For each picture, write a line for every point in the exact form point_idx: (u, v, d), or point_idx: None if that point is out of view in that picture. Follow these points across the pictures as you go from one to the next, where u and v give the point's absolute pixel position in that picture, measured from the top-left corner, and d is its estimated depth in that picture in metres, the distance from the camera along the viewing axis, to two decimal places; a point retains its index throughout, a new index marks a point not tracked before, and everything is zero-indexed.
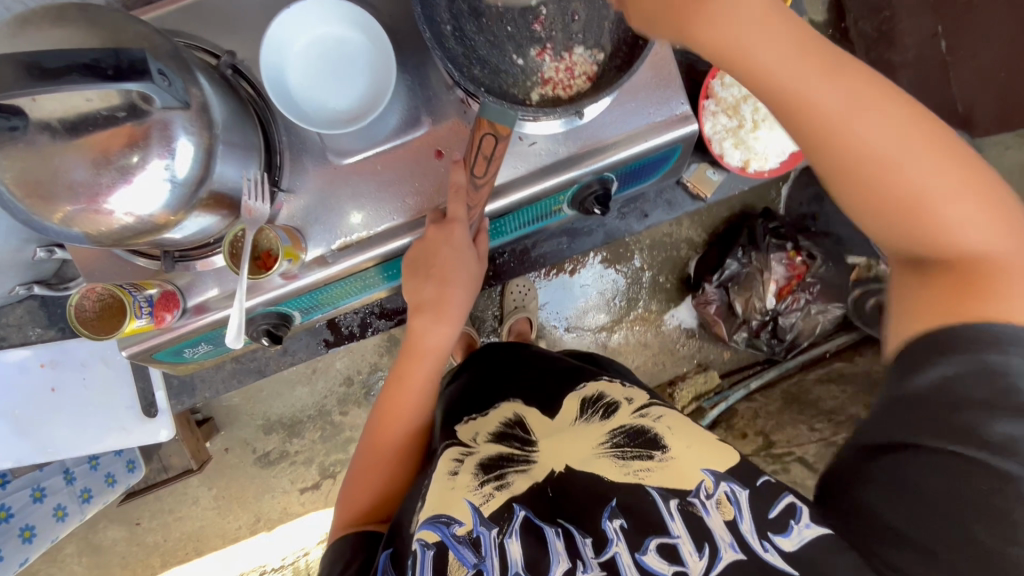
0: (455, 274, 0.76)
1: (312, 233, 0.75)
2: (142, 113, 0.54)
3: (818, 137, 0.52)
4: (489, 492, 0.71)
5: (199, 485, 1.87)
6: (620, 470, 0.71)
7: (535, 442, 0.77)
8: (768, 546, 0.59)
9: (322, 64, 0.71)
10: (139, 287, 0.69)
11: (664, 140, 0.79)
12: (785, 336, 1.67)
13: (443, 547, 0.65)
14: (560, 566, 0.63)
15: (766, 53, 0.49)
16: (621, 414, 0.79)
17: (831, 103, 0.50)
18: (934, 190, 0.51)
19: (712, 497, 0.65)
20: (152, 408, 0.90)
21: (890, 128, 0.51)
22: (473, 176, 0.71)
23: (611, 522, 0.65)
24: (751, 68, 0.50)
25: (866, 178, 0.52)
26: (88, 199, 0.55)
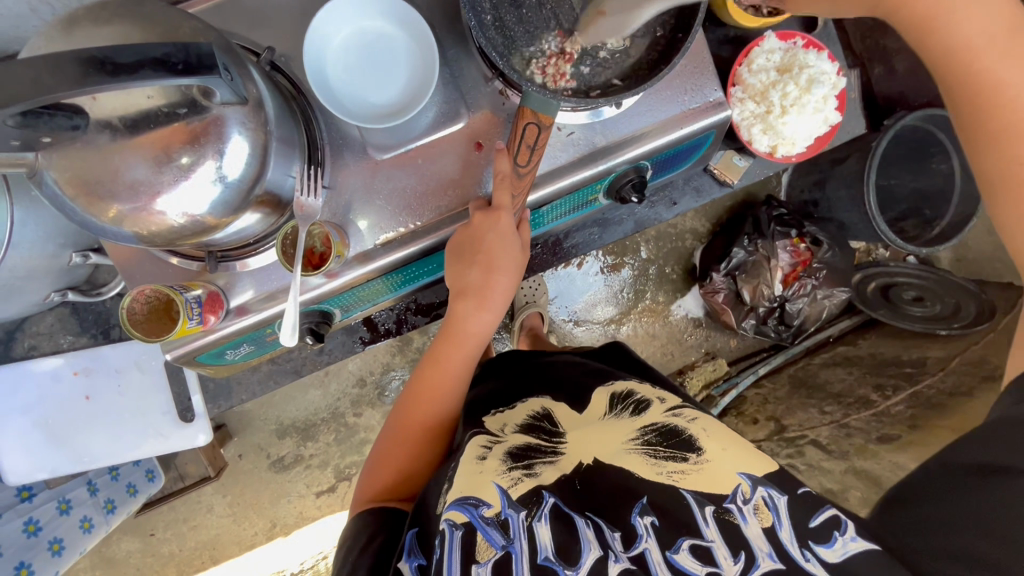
0: (500, 261, 0.76)
1: (354, 229, 0.75)
2: (202, 109, 0.53)
3: (979, 104, 0.57)
4: (517, 477, 0.71)
5: (212, 493, 1.85)
6: (652, 467, 0.71)
7: (562, 435, 0.78)
8: (809, 556, 0.60)
9: (362, 58, 0.70)
10: (186, 287, 0.68)
11: (697, 127, 0.79)
12: (792, 321, 1.70)
13: (471, 528, 0.65)
14: (590, 555, 0.63)
15: (959, 14, 0.54)
16: (653, 412, 0.79)
17: (1012, 72, 0.55)
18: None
19: (750, 502, 0.65)
20: (189, 412, 0.91)
21: None
22: (517, 164, 0.71)
23: (641, 518, 0.66)
24: (940, 29, 0.55)
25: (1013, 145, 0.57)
26: (143, 198, 0.54)
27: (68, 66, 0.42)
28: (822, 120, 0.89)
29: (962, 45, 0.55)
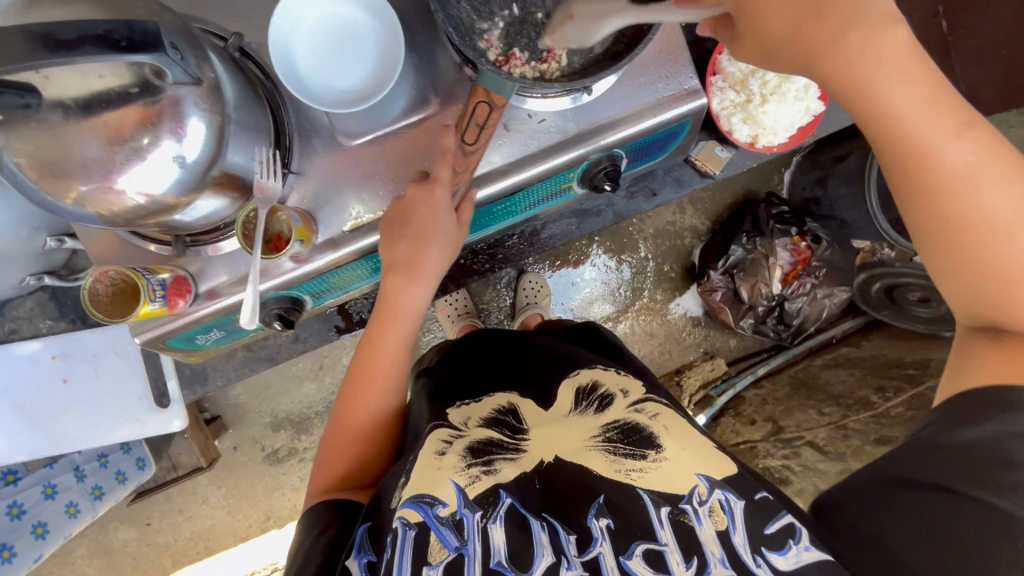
0: (433, 236, 0.72)
1: (322, 216, 0.75)
2: (155, 89, 0.53)
3: (910, 165, 0.54)
4: (476, 474, 0.70)
5: (207, 484, 1.86)
6: (610, 466, 0.70)
7: (525, 433, 0.76)
8: (761, 562, 0.59)
9: (329, 44, 0.70)
10: (152, 271, 0.69)
11: (673, 115, 0.78)
12: (792, 321, 1.68)
13: (424, 529, 0.64)
14: (543, 561, 0.62)
15: (884, 85, 0.51)
16: (616, 409, 0.77)
17: (938, 134, 0.52)
18: (1017, 234, 0.52)
19: (705, 505, 0.64)
20: (164, 397, 0.90)
21: (960, 155, 0.52)
22: (463, 144, 0.67)
23: (597, 520, 0.65)
24: (870, 99, 0.52)
25: (951, 204, 0.53)
26: (101, 178, 0.55)
27: (14, 43, 0.43)
28: (805, 109, 0.88)
29: (887, 115, 0.52)
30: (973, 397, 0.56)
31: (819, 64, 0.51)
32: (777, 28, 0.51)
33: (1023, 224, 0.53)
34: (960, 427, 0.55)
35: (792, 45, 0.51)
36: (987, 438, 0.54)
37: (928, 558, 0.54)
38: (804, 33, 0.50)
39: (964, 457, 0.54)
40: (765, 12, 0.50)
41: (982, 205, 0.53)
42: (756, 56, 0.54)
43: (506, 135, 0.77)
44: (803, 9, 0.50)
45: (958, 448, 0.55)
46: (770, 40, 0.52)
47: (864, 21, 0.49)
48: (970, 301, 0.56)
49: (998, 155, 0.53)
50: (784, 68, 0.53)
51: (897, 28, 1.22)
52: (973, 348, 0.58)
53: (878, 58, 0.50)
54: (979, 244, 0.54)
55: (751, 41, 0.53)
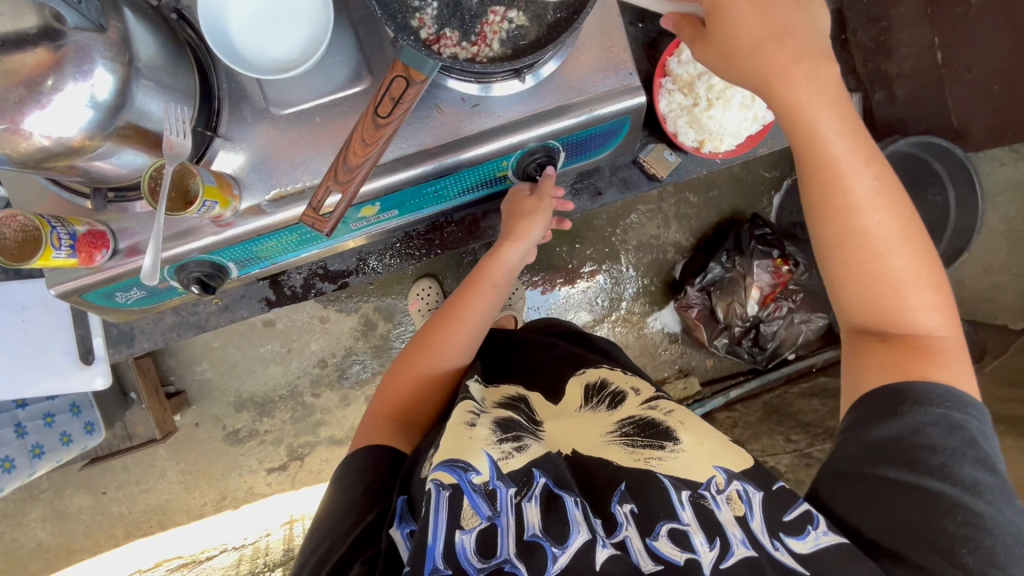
0: (522, 230, 0.89)
1: (247, 181, 0.75)
2: (56, 35, 0.54)
3: (827, 180, 0.66)
4: (508, 450, 0.74)
5: (166, 458, 1.87)
6: (628, 455, 0.78)
7: (541, 423, 0.85)
8: (778, 546, 0.67)
9: (265, 13, 0.71)
10: (65, 221, 0.68)
11: (610, 111, 0.78)
12: (767, 344, 1.65)
13: (458, 491, 0.66)
14: (579, 537, 0.66)
15: (819, 113, 0.63)
16: (629, 406, 0.87)
17: (852, 162, 0.65)
18: (890, 252, 0.66)
19: (723, 493, 0.72)
20: (89, 354, 0.88)
21: (866, 183, 0.65)
22: (376, 116, 0.64)
23: (621, 506, 0.71)
24: (805, 119, 0.64)
25: (852, 218, 0.66)
26: (7, 120, 0.55)
27: None
28: (753, 118, 0.86)
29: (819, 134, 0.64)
30: (882, 396, 0.66)
31: (769, 80, 0.62)
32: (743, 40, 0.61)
33: (899, 248, 0.66)
34: (881, 423, 0.65)
35: (750, 59, 0.62)
36: (916, 428, 0.63)
37: (897, 532, 0.62)
38: (762, 50, 0.61)
39: (901, 447, 0.63)
40: (735, 24, 0.61)
41: (875, 225, 0.66)
42: (717, 59, 0.64)
43: (438, 116, 0.76)
44: (769, 30, 0.61)
45: (876, 443, 0.65)
46: (733, 46, 0.61)
47: (810, 55, 0.62)
48: (856, 302, 0.69)
49: (892, 187, 0.66)
50: (741, 76, 0.63)
51: (894, 61, 1.27)
52: (866, 348, 0.69)
53: (815, 83, 0.62)
54: (866, 256, 0.67)
55: (719, 49, 0.62)
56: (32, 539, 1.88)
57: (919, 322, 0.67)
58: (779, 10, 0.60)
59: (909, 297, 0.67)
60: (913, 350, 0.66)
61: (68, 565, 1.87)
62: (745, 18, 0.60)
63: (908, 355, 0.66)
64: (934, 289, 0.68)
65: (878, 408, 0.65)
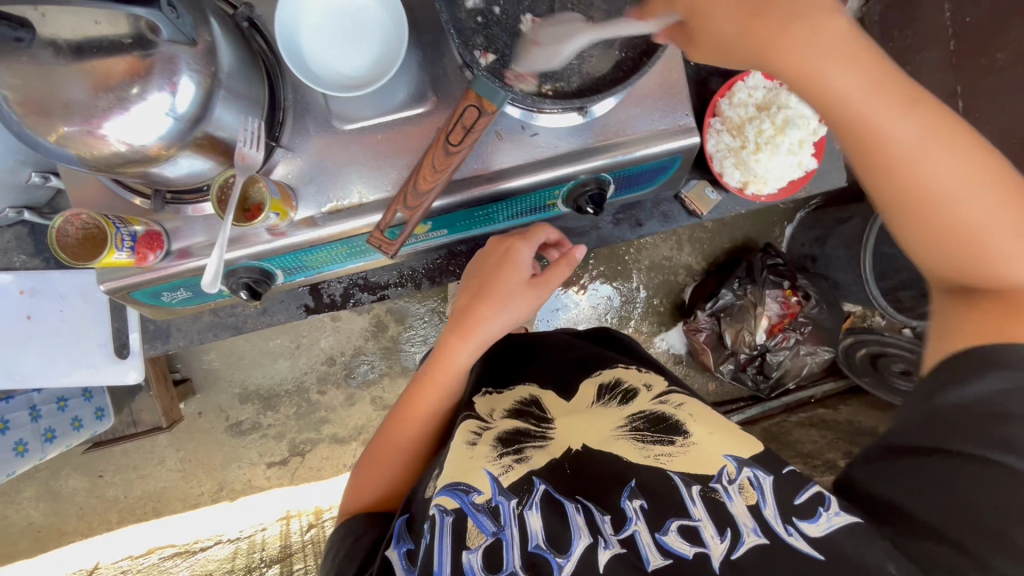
0: (496, 296, 0.81)
1: (305, 193, 0.76)
2: (148, 44, 0.55)
3: (865, 145, 0.55)
4: (508, 464, 0.75)
5: (167, 445, 1.86)
6: (639, 451, 0.73)
7: (551, 420, 0.82)
8: (793, 531, 0.60)
9: (336, 29, 0.72)
10: (125, 221, 0.69)
11: (664, 150, 0.79)
12: (772, 373, 1.65)
13: (461, 515, 0.67)
14: (580, 542, 0.64)
15: (830, 72, 0.51)
16: (640, 400, 0.81)
17: (887, 116, 0.53)
18: (960, 195, 0.54)
19: (735, 483, 0.66)
20: (124, 348, 0.89)
21: (907, 131, 0.53)
22: (447, 143, 0.66)
23: (630, 502, 0.67)
24: (819, 89, 0.52)
25: (903, 177, 0.55)
26: (87, 122, 0.56)
27: None
28: (796, 164, 0.89)
29: (837, 100, 0.53)
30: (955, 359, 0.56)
31: (766, 56, 0.52)
32: (727, 27, 0.52)
33: (980, 189, 0.54)
34: (957, 387, 0.55)
35: (739, 44, 0.52)
36: (987, 396, 0.53)
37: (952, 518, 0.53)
38: (750, 30, 0.51)
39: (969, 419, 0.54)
40: (712, 11, 0.52)
41: (941, 179, 0.54)
42: (713, 54, 0.55)
43: (496, 142, 0.78)
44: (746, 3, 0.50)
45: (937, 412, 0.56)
46: (721, 35, 0.53)
47: (804, 10, 0.50)
48: (938, 262, 0.58)
49: (950, 124, 0.54)
50: (735, 59, 0.54)
51: None
52: (954, 313, 0.58)
53: (824, 41, 0.50)
54: (930, 210, 0.55)
55: (705, 37, 0.54)
56: (24, 518, 1.86)
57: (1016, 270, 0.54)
58: None
59: (997, 247, 0.54)
60: (1002, 307, 0.55)
61: (58, 546, 1.85)
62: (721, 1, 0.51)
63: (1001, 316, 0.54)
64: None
65: (947, 374, 0.56)
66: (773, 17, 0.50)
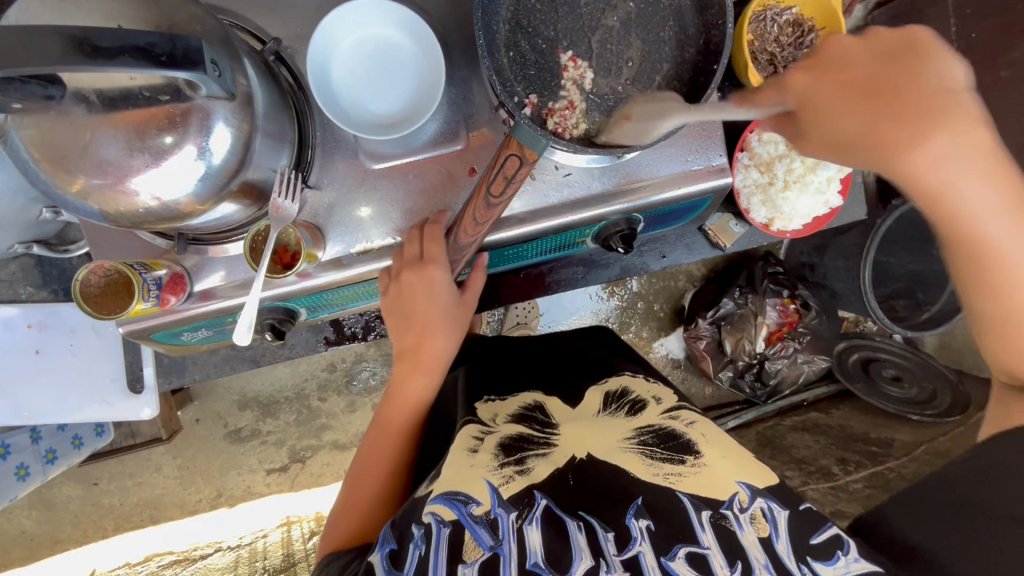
0: (432, 319, 0.77)
1: (332, 232, 0.73)
2: (185, 98, 0.52)
3: (966, 247, 0.56)
4: (509, 475, 0.66)
5: (163, 453, 1.79)
6: (647, 468, 0.66)
7: (555, 427, 0.74)
8: (807, 571, 0.55)
9: (367, 64, 0.69)
10: (148, 267, 0.66)
11: (696, 190, 0.78)
12: (769, 380, 1.60)
13: (458, 527, 0.59)
14: (582, 564, 0.55)
15: (967, 194, 0.52)
16: (649, 414, 0.75)
17: (993, 220, 0.53)
18: None
19: (746, 512, 0.60)
20: (138, 382, 0.89)
21: (1012, 242, 0.54)
22: (489, 195, 0.66)
23: (636, 521, 0.60)
24: (950, 203, 0.53)
25: (988, 273, 0.56)
26: (115, 177, 0.53)
27: (49, 42, 0.41)
28: (822, 202, 0.89)
29: (956, 206, 0.53)
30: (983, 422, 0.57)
31: (892, 163, 0.50)
32: (850, 136, 0.50)
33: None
34: None
35: (862, 142, 0.50)
36: None
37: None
38: (879, 128, 0.49)
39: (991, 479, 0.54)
40: (835, 116, 0.50)
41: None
42: (824, 151, 0.53)
43: (529, 183, 0.76)
44: (877, 108, 0.48)
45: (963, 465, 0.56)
46: (842, 140, 0.51)
47: (949, 126, 0.48)
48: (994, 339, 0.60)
49: None
50: (852, 163, 0.53)
51: None
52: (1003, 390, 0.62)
53: (950, 161, 0.50)
54: (1005, 301, 0.57)
55: (819, 136, 0.52)
56: (18, 526, 1.82)
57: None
58: (886, 78, 0.48)
59: None
60: None
61: (53, 554, 1.81)
62: (848, 111, 0.49)
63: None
64: None
65: None
66: (910, 121, 0.48)
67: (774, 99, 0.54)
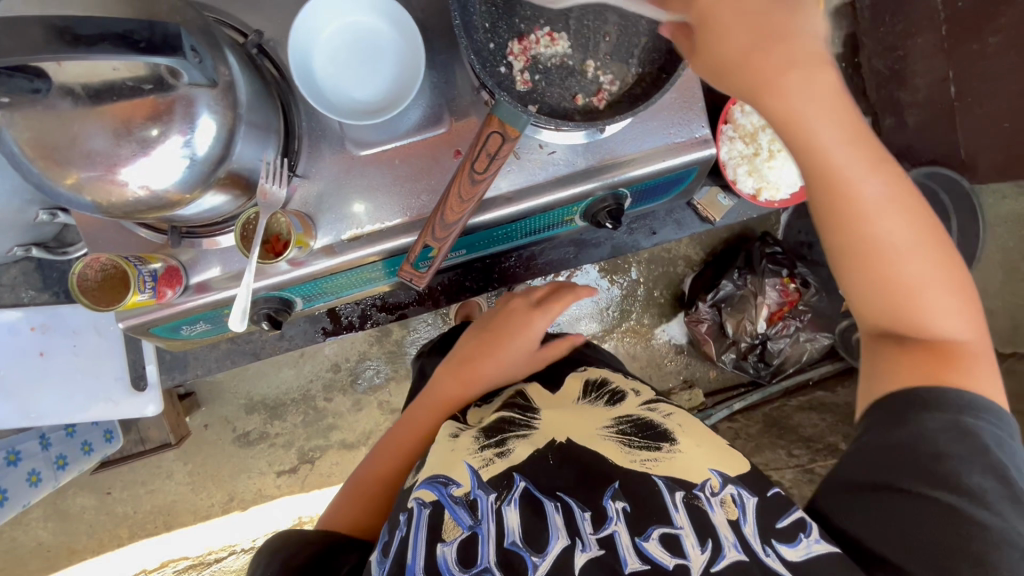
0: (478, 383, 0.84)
1: (323, 220, 0.74)
2: (168, 87, 0.53)
3: (830, 194, 0.55)
4: (489, 457, 0.67)
5: (174, 460, 1.80)
6: (626, 456, 0.66)
7: (536, 411, 0.75)
8: (770, 552, 0.56)
9: (348, 52, 0.70)
10: (143, 260, 0.69)
11: (680, 162, 0.79)
12: (772, 360, 1.59)
13: (439, 506, 0.62)
14: (557, 543, 0.58)
15: (816, 125, 0.52)
16: (628, 404, 0.74)
17: (854, 168, 0.54)
18: (905, 251, 0.55)
19: (718, 496, 0.60)
20: (141, 380, 0.90)
21: (875, 188, 0.54)
22: (472, 172, 0.66)
23: (612, 502, 0.61)
24: (800, 134, 0.52)
25: (857, 228, 0.55)
26: (104, 168, 0.54)
27: (30, 32, 0.42)
28: None
29: (811, 147, 0.53)
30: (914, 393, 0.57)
31: (759, 96, 0.52)
32: (726, 55, 0.51)
33: (910, 236, 0.55)
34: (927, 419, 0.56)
35: (742, 66, 0.50)
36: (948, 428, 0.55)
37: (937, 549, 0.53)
38: (752, 54, 0.50)
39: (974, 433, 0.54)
40: (720, 31, 0.50)
41: (951, 329, 0.57)
42: (706, 74, 0.53)
43: (514, 162, 0.77)
44: (756, 36, 0.49)
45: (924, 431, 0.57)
46: (723, 60, 0.51)
47: (803, 62, 0.49)
48: (874, 305, 0.58)
49: (907, 188, 0.56)
50: (731, 86, 0.52)
51: None
52: (881, 352, 0.60)
53: (816, 95, 0.50)
54: (878, 262, 0.56)
55: (705, 57, 0.52)
56: (34, 538, 1.83)
57: (938, 323, 0.57)
58: (763, 12, 0.49)
59: (928, 301, 0.56)
60: (933, 355, 0.57)
61: (70, 564, 1.82)
62: (730, 29, 0.50)
63: (936, 359, 0.57)
64: (952, 284, 0.57)
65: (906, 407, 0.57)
66: (777, 54, 0.49)
67: (680, 2, 0.51)
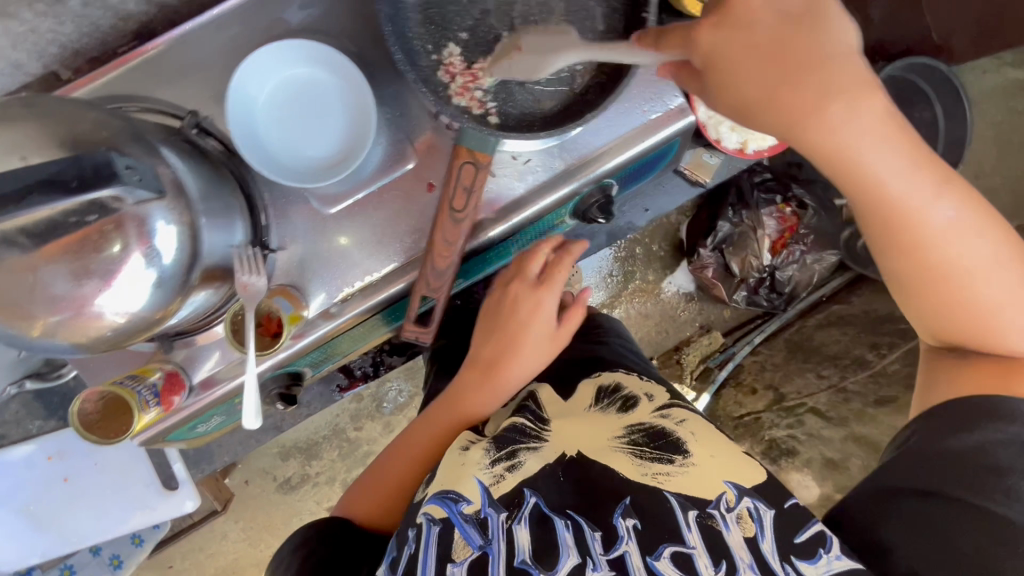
0: (513, 374, 0.76)
1: (311, 287, 0.71)
2: (113, 211, 0.49)
3: (885, 228, 0.53)
4: (500, 473, 0.62)
5: (223, 522, 1.79)
6: (636, 469, 0.62)
7: (547, 421, 0.70)
8: (789, 571, 0.52)
9: (293, 109, 0.66)
10: (140, 376, 0.66)
11: (660, 138, 0.75)
12: (783, 289, 1.47)
13: (449, 525, 0.57)
14: (568, 560, 0.53)
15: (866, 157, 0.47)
16: (640, 411, 0.69)
17: (921, 196, 0.50)
18: (988, 271, 0.53)
19: (733, 512, 0.56)
20: (172, 480, 0.96)
21: (939, 213, 0.51)
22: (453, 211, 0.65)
23: (623, 519, 0.57)
24: (852, 165, 0.47)
25: (919, 254, 0.53)
26: (72, 308, 0.51)
27: None
28: None
29: (866, 178, 0.49)
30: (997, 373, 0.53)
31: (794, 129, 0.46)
32: (747, 93, 0.46)
33: (980, 251, 0.53)
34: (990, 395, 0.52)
35: (776, 112, 0.45)
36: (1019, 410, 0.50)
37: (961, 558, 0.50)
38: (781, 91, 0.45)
39: None
40: (736, 75, 0.46)
41: (1015, 318, 0.54)
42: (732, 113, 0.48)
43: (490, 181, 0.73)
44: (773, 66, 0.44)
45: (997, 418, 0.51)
46: (745, 99, 0.46)
47: (842, 91, 0.44)
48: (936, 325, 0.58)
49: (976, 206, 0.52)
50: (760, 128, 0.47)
51: None
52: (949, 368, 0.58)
53: (862, 123, 0.45)
54: (944, 288, 0.55)
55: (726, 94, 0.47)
56: None
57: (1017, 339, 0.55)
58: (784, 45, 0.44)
59: (1006, 320, 0.54)
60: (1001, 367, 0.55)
61: None
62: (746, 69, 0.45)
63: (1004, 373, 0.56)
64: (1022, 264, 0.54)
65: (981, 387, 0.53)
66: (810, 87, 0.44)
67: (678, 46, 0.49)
